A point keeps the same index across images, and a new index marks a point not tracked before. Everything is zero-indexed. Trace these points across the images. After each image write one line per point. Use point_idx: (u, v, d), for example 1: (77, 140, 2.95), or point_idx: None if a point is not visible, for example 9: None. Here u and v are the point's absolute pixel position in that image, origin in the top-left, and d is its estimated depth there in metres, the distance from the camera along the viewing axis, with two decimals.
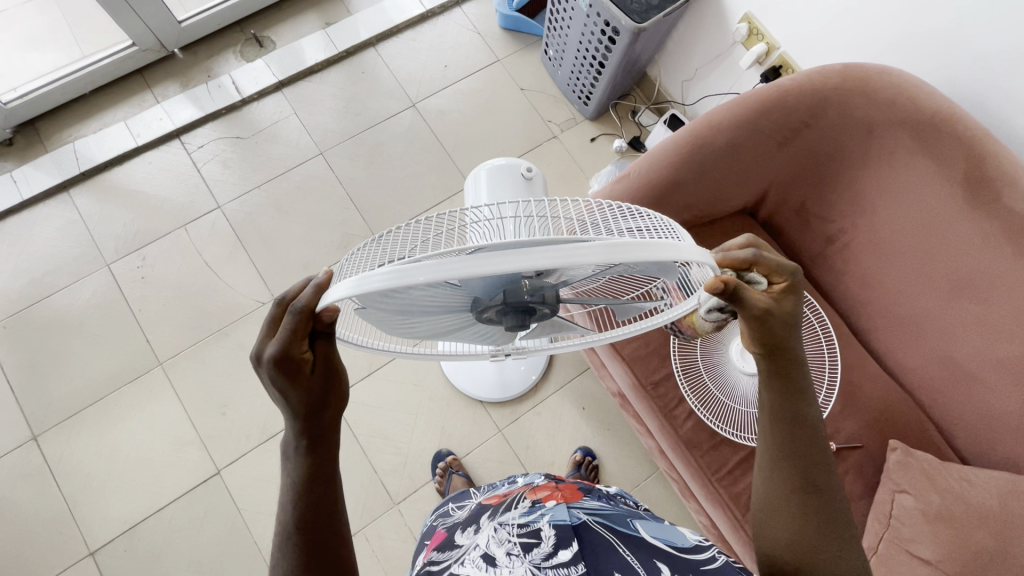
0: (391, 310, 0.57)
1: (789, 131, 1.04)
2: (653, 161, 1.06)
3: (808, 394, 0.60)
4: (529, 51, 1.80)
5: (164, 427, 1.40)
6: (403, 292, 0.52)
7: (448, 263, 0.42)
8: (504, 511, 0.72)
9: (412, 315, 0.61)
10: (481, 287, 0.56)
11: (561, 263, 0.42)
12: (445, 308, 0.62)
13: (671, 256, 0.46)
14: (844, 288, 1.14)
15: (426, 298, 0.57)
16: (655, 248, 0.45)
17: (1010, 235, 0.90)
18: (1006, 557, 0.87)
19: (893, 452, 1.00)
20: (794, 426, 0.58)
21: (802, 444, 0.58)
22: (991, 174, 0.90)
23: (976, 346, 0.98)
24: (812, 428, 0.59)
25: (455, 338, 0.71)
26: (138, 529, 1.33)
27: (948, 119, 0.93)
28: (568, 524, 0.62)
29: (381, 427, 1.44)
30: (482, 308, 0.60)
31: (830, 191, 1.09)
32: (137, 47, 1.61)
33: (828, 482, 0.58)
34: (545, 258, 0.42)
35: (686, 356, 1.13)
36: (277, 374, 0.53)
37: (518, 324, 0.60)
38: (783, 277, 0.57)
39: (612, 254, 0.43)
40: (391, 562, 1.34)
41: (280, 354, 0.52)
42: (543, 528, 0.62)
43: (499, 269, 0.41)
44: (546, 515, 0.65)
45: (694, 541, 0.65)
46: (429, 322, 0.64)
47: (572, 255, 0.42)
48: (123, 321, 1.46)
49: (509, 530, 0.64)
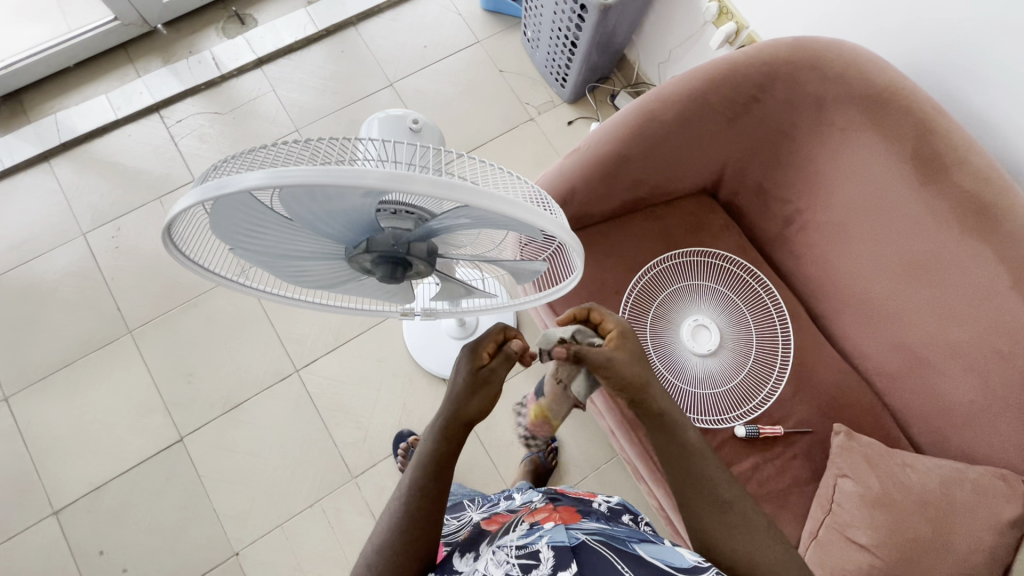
0: (260, 253, 0.51)
1: (738, 106, 0.96)
2: (605, 134, 1.01)
3: (678, 424, 0.71)
4: (510, 33, 1.79)
5: (131, 392, 1.43)
6: (264, 229, 0.47)
7: (306, 165, 0.38)
8: (503, 535, 0.68)
9: (290, 265, 0.54)
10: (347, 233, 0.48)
11: (395, 188, 0.39)
12: (331, 283, 0.60)
13: (516, 213, 0.44)
14: (802, 270, 1.12)
15: (309, 274, 0.57)
16: (500, 199, 0.42)
17: (960, 212, 0.86)
18: (941, 542, 0.86)
19: (837, 436, 0.97)
20: (676, 457, 0.69)
21: (690, 471, 0.68)
22: (943, 153, 0.85)
23: (930, 332, 0.96)
24: (691, 450, 0.69)
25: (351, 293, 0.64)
26: (101, 492, 1.36)
27: (897, 94, 0.87)
28: (566, 544, 0.56)
29: (344, 402, 1.45)
30: (350, 259, 0.51)
31: (784, 170, 1.04)
32: (120, 22, 1.63)
33: (731, 491, 0.66)
34: (379, 179, 0.39)
35: (634, 334, 1.09)
36: (470, 359, 0.73)
37: (390, 276, 0.53)
38: (613, 326, 0.75)
39: (450, 187, 0.40)
40: (347, 534, 1.36)
41: (474, 344, 0.74)
42: (541, 549, 0.57)
43: (334, 180, 0.38)
44: (544, 535, 0.60)
45: (692, 561, 0.58)
46: (314, 275, 0.57)
47: (402, 182, 0.39)
48: (96, 289, 1.49)
49: (508, 551, 0.60)
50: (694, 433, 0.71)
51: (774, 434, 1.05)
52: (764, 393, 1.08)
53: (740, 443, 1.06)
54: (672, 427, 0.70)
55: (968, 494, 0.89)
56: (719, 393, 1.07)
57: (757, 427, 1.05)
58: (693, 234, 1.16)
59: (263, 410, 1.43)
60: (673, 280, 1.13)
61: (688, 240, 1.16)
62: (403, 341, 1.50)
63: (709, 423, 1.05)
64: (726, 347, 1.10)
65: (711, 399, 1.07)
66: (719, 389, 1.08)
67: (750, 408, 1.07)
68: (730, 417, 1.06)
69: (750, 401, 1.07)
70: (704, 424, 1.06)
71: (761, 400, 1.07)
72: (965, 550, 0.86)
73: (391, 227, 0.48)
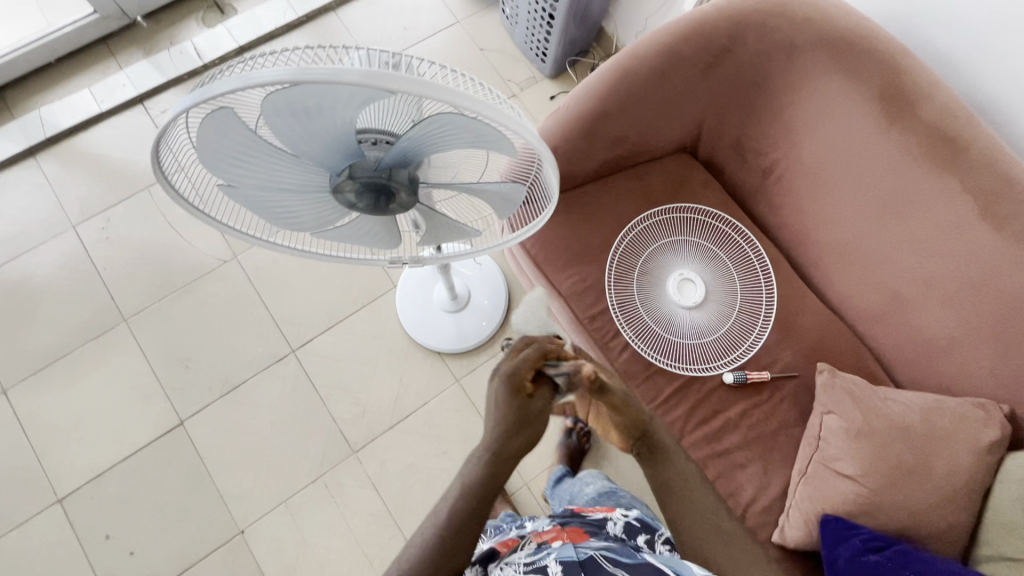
0: (249, 183, 0.52)
1: (710, 57, 0.99)
2: (583, 92, 1.03)
3: (676, 458, 0.74)
4: (489, 12, 1.81)
5: (129, 379, 1.44)
6: (255, 153, 0.48)
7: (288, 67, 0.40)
8: (514, 552, 0.71)
9: (278, 197, 0.55)
10: (330, 156, 0.49)
11: (377, 85, 0.40)
12: (317, 225, 0.61)
13: (493, 118, 0.45)
14: (782, 220, 1.15)
15: (296, 210, 0.58)
16: (479, 103, 0.44)
17: (928, 147, 0.89)
18: (921, 467, 0.89)
19: (821, 374, 1.00)
20: (675, 488, 0.72)
21: (690, 501, 0.71)
22: (907, 90, 0.89)
23: (908, 269, 0.99)
24: (687, 479, 0.72)
25: (338, 237, 0.65)
26: (104, 478, 1.37)
27: (860, 36, 0.90)
28: (574, 559, 0.61)
29: (341, 379, 1.47)
30: (335, 189, 0.53)
31: (758, 120, 1.06)
32: (99, 15, 1.63)
33: (727, 520, 0.72)
34: (358, 78, 0.40)
35: (621, 290, 1.12)
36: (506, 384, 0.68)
37: (374, 206, 0.55)
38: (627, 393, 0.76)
39: (424, 86, 0.41)
40: (350, 506, 1.38)
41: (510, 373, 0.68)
42: (549, 565, 0.61)
43: (314, 81, 0.39)
44: (553, 552, 0.64)
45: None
46: (303, 210, 0.58)
47: (381, 80, 0.40)
48: (88, 280, 1.50)
49: (517, 569, 0.63)
50: (689, 463, 0.75)
51: (761, 378, 1.07)
52: (750, 341, 1.10)
53: (729, 390, 1.08)
54: (670, 463, 0.73)
55: (947, 421, 0.92)
56: (706, 342, 1.10)
57: (744, 373, 1.07)
58: (675, 191, 1.18)
59: (261, 391, 1.44)
60: (658, 235, 1.15)
61: (670, 197, 1.18)
62: (397, 318, 1.52)
63: (696, 371, 1.07)
64: (713, 298, 1.12)
65: (698, 349, 1.09)
66: (706, 339, 1.10)
67: (736, 355, 1.09)
68: (717, 364, 1.08)
69: (737, 348, 1.10)
70: (692, 373, 1.08)
71: (748, 347, 1.10)
72: (945, 473, 0.89)
73: (370, 151, 0.50)
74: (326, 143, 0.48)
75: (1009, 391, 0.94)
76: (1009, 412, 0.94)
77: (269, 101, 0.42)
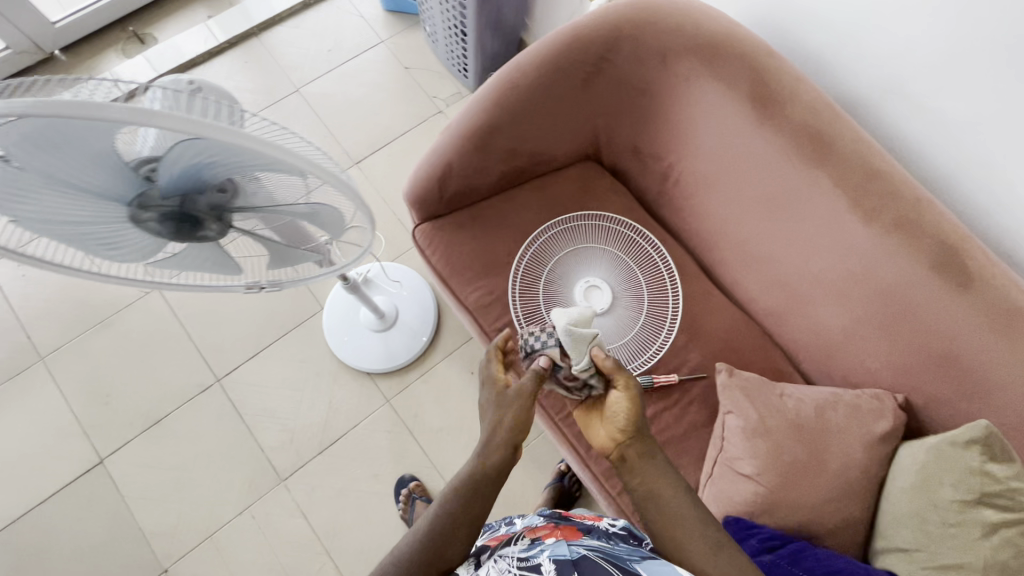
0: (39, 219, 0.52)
1: (590, 67, 1.00)
2: (471, 108, 1.03)
3: (652, 451, 0.74)
4: (413, 31, 1.82)
5: (46, 419, 1.40)
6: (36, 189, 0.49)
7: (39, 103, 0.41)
8: (505, 548, 0.68)
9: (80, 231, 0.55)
10: (117, 186, 0.50)
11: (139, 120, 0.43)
12: (140, 256, 0.61)
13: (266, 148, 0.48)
14: (685, 223, 1.15)
15: (108, 244, 0.58)
16: (246, 137, 0.47)
17: (797, 144, 0.90)
18: (815, 462, 0.89)
19: (721, 375, 1.00)
20: (655, 486, 0.71)
21: (669, 496, 0.70)
22: (775, 91, 0.91)
23: (797, 265, 0.99)
24: (663, 472, 0.72)
25: (168, 266, 0.64)
26: (19, 523, 1.33)
27: (727, 41, 0.92)
28: (567, 559, 0.58)
29: (268, 406, 1.44)
30: (134, 219, 0.54)
31: (649, 126, 1.07)
32: (13, 51, 1.62)
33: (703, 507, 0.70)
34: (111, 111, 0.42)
35: (526, 302, 1.10)
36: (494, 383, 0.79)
37: (179, 235, 0.56)
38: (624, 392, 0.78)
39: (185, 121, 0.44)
40: (278, 537, 1.34)
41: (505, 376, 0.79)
42: (542, 563, 0.58)
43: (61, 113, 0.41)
44: (546, 550, 0.61)
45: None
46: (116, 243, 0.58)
47: (143, 117, 0.43)
48: (3, 319, 1.46)
49: (509, 563, 0.60)
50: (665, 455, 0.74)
51: (669, 382, 1.07)
52: (657, 344, 1.09)
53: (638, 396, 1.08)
54: (642, 463, 0.73)
55: (841, 415, 0.93)
56: (616, 349, 1.07)
57: (652, 377, 1.07)
58: (581, 199, 1.19)
59: (185, 424, 1.41)
60: (561, 243, 1.14)
61: (576, 205, 1.18)
62: (325, 340, 1.50)
63: None
64: (620, 302, 1.10)
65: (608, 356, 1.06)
66: (616, 345, 1.07)
67: (645, 360, 1.08)
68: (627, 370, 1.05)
69: (646, 353, 1.08)
70: None
71: (655, 351, 1.09)
72: (838, 467, 0.89)
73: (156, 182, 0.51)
74: (114, 175, 0.49)
75: (901, 381, 0.95)
76: (903, 401, 0.94)
77: (19, 128, 0.42)
